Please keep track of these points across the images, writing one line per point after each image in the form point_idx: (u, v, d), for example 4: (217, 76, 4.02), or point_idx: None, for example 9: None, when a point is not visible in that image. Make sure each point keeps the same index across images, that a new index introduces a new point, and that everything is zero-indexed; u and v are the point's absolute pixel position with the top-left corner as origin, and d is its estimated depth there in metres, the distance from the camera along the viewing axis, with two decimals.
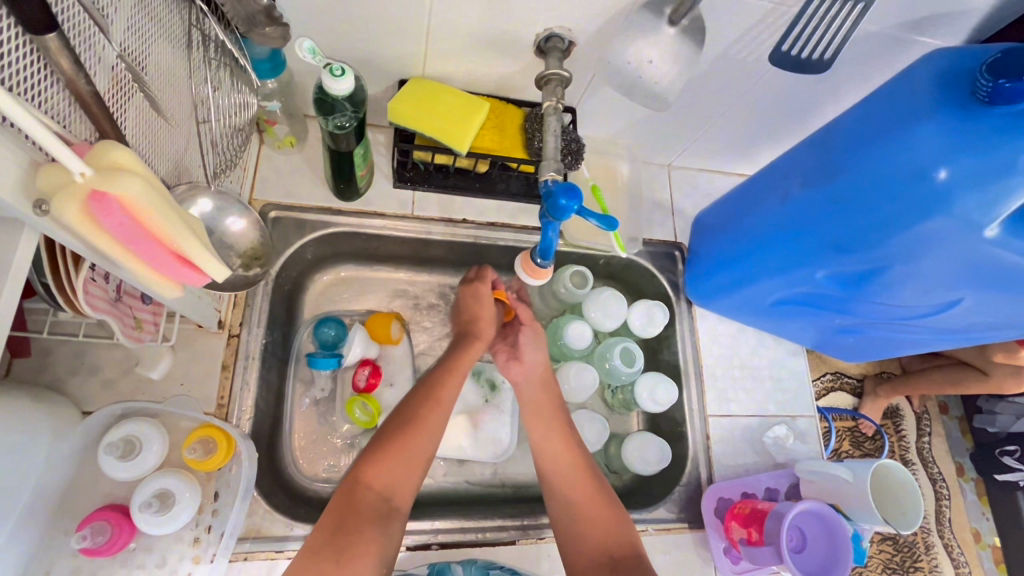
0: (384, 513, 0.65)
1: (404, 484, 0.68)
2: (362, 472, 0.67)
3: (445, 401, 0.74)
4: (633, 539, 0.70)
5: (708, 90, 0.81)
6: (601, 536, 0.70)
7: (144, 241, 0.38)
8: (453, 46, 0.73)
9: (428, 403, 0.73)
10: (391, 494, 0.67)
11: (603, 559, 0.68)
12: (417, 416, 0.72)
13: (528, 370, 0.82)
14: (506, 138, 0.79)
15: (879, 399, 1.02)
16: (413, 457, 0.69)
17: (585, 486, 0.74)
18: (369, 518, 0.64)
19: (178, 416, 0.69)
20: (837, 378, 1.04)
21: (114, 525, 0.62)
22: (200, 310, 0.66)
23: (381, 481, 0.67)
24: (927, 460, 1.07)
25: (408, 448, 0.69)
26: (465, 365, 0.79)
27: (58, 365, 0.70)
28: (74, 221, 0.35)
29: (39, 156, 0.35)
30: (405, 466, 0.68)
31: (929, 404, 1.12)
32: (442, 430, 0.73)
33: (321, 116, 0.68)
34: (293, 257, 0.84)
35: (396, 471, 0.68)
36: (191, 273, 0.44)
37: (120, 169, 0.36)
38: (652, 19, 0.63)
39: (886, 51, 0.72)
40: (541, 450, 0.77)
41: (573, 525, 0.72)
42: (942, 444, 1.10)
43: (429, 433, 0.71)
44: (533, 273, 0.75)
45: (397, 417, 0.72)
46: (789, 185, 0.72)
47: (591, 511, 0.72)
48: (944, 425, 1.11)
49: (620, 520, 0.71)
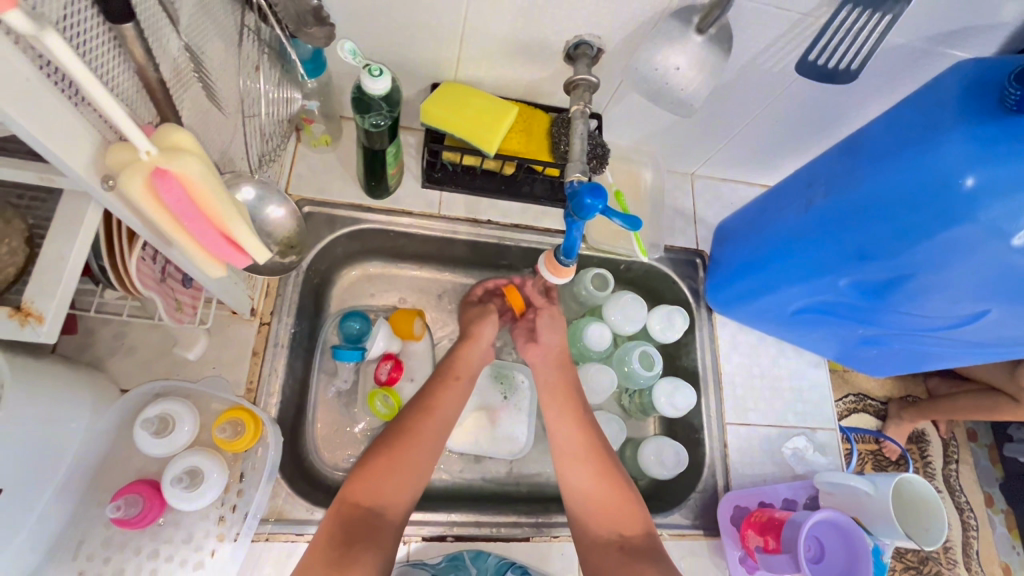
0: (385, 516, 0.67)
1: (404, 487, 0.70)
2: (359, 479, 0.69)
3: (442, 405, 0.77)
4: (647, 524, 0.72)
5: (734, 98, 0.82)
6: (611, 518, 0.72)
7: (195, 219, 0.41)
8: (485, 52, 0.76)
9: (429, 406, 0.76)
10: (391, 497, 0.68)
11: (611, 538, 0.70)
12: (416, 420, 0.75)
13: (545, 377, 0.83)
14: (533, 142, 0.82)
15: (904, 422, 1.01)
16: (416, 457, 0.72)
17: (593, 464, 0.75)
18: (369, 523, 0.66)
19: (209, 396, 0.72)
20: (861, 400, 1.03)
21: (146, 498, 0.64)
22: (235, 295, 0.68)
23: (381, 486, 0.68)
24: (955, 489, 1.05)
25: (410, 447, 0.72)
26: (464, 371, 0.82)
27: (98, 343, 0.73)
28: (139, 194, 0.38)
29: (109, 135, 0.38)
30: (405, 468, 0.71)
31: (957, 429, 1.09)
32: (445, 430, 0.76)
33: (357, 114, 0.71)
34: (323, 251, 0.87)
35: (398, 470, 0.70)
36: (234, 255, 0.47)
37: (180, 150, 0.39)
38: (681, 27, 0.65)
39: (913, 64, 0.73)
40: (550, 430, 0.79)
41: (585, 512, 0.73)
42: (970, 472, 1.07)
43: (431, 429, 0.74)
44: (556, 272, 0.76)
45: (398, 422, 0.75)
46: (812, 193, 0.72)
47: (601, 490, 0.73)
48: (973, 453, 1.08)
49: (632, 507, 0.72)
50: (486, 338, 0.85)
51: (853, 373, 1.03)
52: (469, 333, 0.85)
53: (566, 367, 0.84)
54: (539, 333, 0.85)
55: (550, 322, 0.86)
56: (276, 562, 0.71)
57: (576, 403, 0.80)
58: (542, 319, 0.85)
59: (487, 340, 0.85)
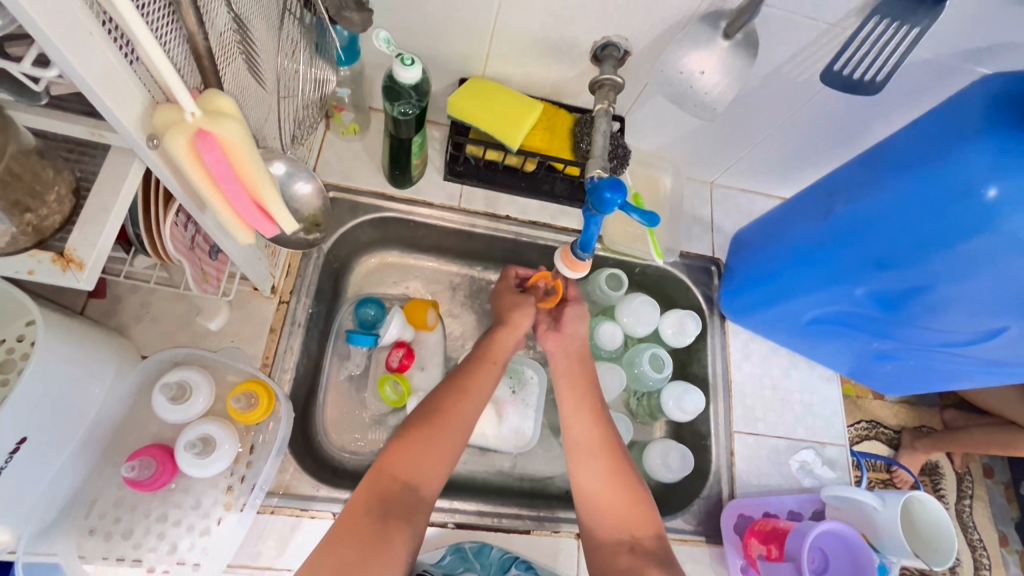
0: (420, 492, 0.67)
1: (438, 467, 0.69)
2: (396, 451, 0.68)
3: (479, 388, 0.76)
4: (659, 528, 0.71)
5: (758, 106, 0.82)
6: (624, 519, 0.71)
7: (231, 182, 0.43)
8: (513, 50, 0.78)
9: (465, 389, 0.75)
10: (426, 475, 0.68)
11: (623, 539, 0.70)
12: (453, 401, 0.74)
13: (567, 344, 0.83)
14: (555, 140, 0.84)
15: (918, 453, 0.99)
16: (450, 438, 0.71)
17: (608, 463, 0.74)
18: (403, 498, 0.66)
19: (226, 368, 0.74)
20: (872, 427, 1.01)
21: (160, 462, 0.66)
22: (257, 270, 0.70)
23: (417, 460, 0.68)
24: (967, 526, 1.02)
25: (445, 427, 0.71)
26: (499, 356, 0.81)
27: (124, 310, 0.75)
28: (183, 153, 0.40)
29: (158, 96, 0.40)
30: (442, 447, 0.70)
31: (973, 464, 1.06)
32: (476, 414, 0.75)
33: (386, 102, 0.73)
34: (345, 236, 0.89)
35: (433, 450, 0.69)
36: (264, 222, 0.49)
37: (223, 114, 0.40)
38: (707, 32, 0.67)
39: (938, 80, 0.73)
40: (565, 424, 0.78)
41: (594, 511, 0.72)
42: (984, 509, 1.04)
43: (468, 411, 0.74)
44: (571, 266, 0.76)
45: (435, 401, 0.74)
46: (832, 201, 0.72)
47: (614, 494, 0.72)
48: (988, 489, 1.06)
49: (647, 511, 0.72)
50: (523, 326, 0.84)
51: (867, 400, 1.02)
52: (509, 321, 0.83)
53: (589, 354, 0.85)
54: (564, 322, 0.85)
55: (574, 313, 0.86)
56: (280, 535, 0.72)
57: (593, 400, 0.80)
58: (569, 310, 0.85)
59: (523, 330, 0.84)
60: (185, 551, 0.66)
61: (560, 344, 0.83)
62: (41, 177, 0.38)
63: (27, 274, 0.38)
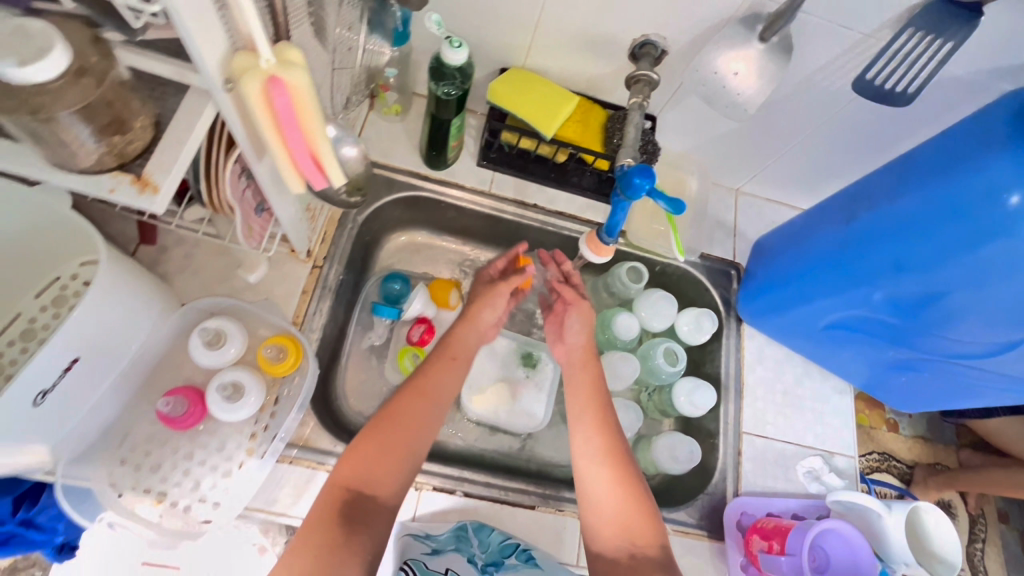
0: (376, 500, 0.65)
1: (394, 472, 0.67)
2: (348, 459, 0.67)
3: (437, 386, 0.74)
4: (663, 537, 0.70)
5: (791, 113, 0.84)
6: (624, 528, 0.70)
7: (294, 129, 0.47)
8: (556, 44, 0.82)
9: (422, 388, 0.73)
10: (381, 481, 0.66)
11: (623, 547, 0.70)
12: (407, 401, 0.71)
13: (570, 351, 0.85)
14: (588, 133, 0.87)
15: (930, 491, 0.95)
16: (404, 441, 0.68)
17: (613, 471, 0.73)
18: (358, 507, 0.64)
19: (259, 322, 0.77)
20: (884, 460, 0.97)
21: (191, 403, 0.70)
22: (297, 230, 0.74)
23: (369, 468, 0.66)
24: (977, 568, 1.01)
25: (397, 430, 0.69)
26: (461, 351, 0.79)
27: (170, 258, 0.79)
28: (255, 95, 0.43)
29: (237, 45, 0.44)
30: (396, 451, 0.68)
31: (987, 507, 1.05)
32: (437, 414, 0.73)
33: (431, 81, 0.77)
34: (378, 211, 0.92)
35: (386, 455, 0.67)
36: (316, 174, 0.53)
37: (292, 63, 0.44)
38: (744, 33, 0.69)
39: (968, 98, 0.75)
40: (573, 434, 0.78)
41: (593, 518, 0.72)
42: (996, 554, 1.03)
43: (423, 411, 0.71)
44: (595, 251, 0.79)
45: (389, 404, 0.71)
46: (855, 207, 0.73)
47: (614, 497, 0.71)
48: (1001, 534, 1.04)
49: (649, 518, 0.71)
50: (482, 321, 0.83)
51: (880, 431, 0.98)
52: (469, 315, 0.82)
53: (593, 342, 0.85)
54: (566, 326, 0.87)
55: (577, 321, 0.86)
56: (296, 485, 0.75)
57: (600, 407, 0.78)
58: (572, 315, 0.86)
59: (485, 321, 0.83)
60: (207, 489, 0.70)
61: (564, 355, 0.85)
62: (129, 106, 0.42)
63: (109, 191, 0.43)
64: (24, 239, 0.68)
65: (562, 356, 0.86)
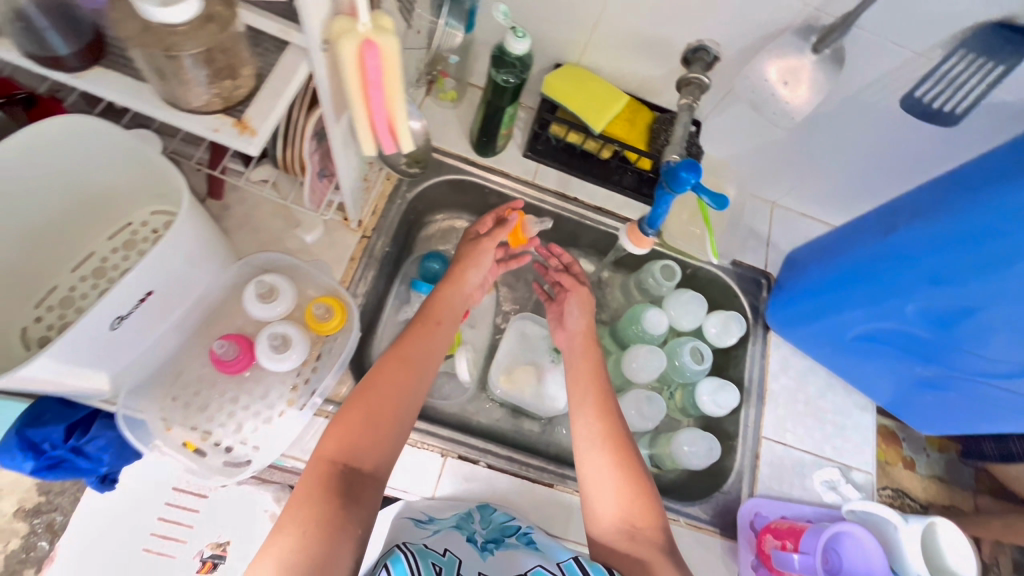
0: (365, 470, 0.64)
1: (382, 441, 0.67)
2: (333, 434, 0.65)
3: (421, 354, 0.74)
4: (661, 518, 0.71)
5: (835, 126, 0.86)
6: (625, 514, 0.70)
7: (378, 90, 0.51)
8: (613, 44, 0.85)
9: (406, 357, 0.73)
10: (368, 450, 0.65)
11: (624, 529, 0.70)
12: (391, 369, 0.71)
13: (571, 337, 0.88)
14: (634, 131, 0.90)
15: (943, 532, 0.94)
16: (389, 410, 0.68)
17: (612, 455, 0.72)
18: (346, 478, 0.63)
19: (309, 282, 0.82)
20: (898, 497, 0.94)
21: (242, 350, 0.74)
22: (354, 197, 0.78)
23: (355, 439, 0.65)
24: None
25: (381, 399, 0.68)
26: (445, 315, 0.79)
27: (232, 215, 0.85)
28: (349, 56, 0.47)
29: (338, 10, 0.49)
30: (383, 419, 0.67)
31: None
32: (424, 381, 0.73)
33: (492, 69, 0.81)
34: (426, 191, 0.96)
35: (371, 425, 0.66)
36: (388, 136, 0.57)
37: (384, 29, 0.48)
38: (797, 43, 0.72)
39: (1013, 124, 0.77)
40: (574, 417, 0.78)
41: (595, 511, 0.72)
42: None
43: (409, 378, 0.71)
44: (636, 241, 0.82)
45: (372, 374, 0.71)
46: (894, 220, 0.74)
47: (617, 483, 0.71)
48: None
49: (651, 503, 0.71)
50: (468, 281, 0.84)
51: (896, 468, 0.96)
52: (454, 275, 0.82)
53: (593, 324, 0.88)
54: (567, 313, 0.89)
55: (574, 308, 0.89)
56: None
57: (603, 395, 0.78)
58: (571, 300, 0.89)
59: (470, 283, 0.83)
60: (249, 432, 0.74)
61: (565, 340, 0.88)
62: (239, 56, 0.46)
63: (213, 130, 0.47)
64: (95, 186, 0.71)
65: (563, 341, 0.88)
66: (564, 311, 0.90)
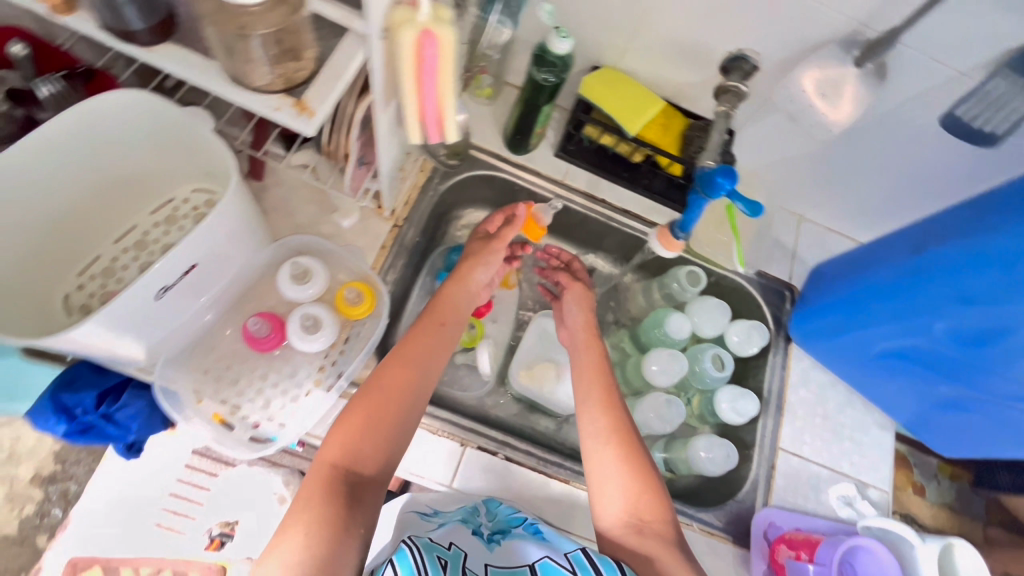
0: (366, 474, 0.65)
1: (382, 443, 0.67)
2: (334, 439, 0.66)
3: (425, 356, 0.74)
4: (669, 512, 0.71)
5: (870, 142, 0.87)
6: (629, 504, 0.70)
7: (432, 79, 0.53)
8: (652, 49, 0.86)
9: (408, 358, 0.73)
10: (369, 453, 0.66)
11: (631, 522, 0.70)
12: (393, 371, 0.71)
13: (572, 334, 0.88)
14: (667, 137, 0.91)
15: None
16: (389, 412, 0.68)
17: (618, 450, 0.73)
18: (348, 481, 0.63)
19: (340, 266, 0.83)
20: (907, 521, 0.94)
21: (273, 329, 0.76)
22: (391, 185, 0.80)
23: (355, 443, 0.66)
24: None
25: (381, 402, 0.69)
26: (450, 316, 0.80)
27: (271, 196, 0.87)
28: (408, 45, 0.49)
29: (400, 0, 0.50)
30: (384, 422, 0.68)
31: None
32: (427, 381, 0.73)
33: (533, 67, 0.83)
34: (457, 184, 0.97)
35: (371, 429, 0.67)
36: (434, 125, 0.59)
37: (442, 20, 0.49)
38: (840, 56, 0.73)
39: None
40: (580, 416, 0.78)
41: (601, 524, 0.72)
42: None
43: (412, 379, 0.72)
44: (667, 245, 0.82)
45: (373, 378, 0.71)
46: (927, 237, 0.74)
47: (625, 481, 0.71)
48: None
49: (660, 501, 0.71)
50: (474, 279, 0.84)
51: (905, 493, 0.95)
52: (461, 274, 0.83)
53: (593, 320, 0.89)
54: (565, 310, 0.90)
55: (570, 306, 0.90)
56: None
57: (610, 399, 0.78)
58: (568, 296, 0.91)
59: (476, 283, 0.84)
60: (276, 409, 0.76)
61: (568, 338, 0.88)
62: (304, 39, 0.48)
63: (273, 110, 0.50)
64: (141, 162, 0.74)
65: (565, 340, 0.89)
66: (564, 310, 0.91)
